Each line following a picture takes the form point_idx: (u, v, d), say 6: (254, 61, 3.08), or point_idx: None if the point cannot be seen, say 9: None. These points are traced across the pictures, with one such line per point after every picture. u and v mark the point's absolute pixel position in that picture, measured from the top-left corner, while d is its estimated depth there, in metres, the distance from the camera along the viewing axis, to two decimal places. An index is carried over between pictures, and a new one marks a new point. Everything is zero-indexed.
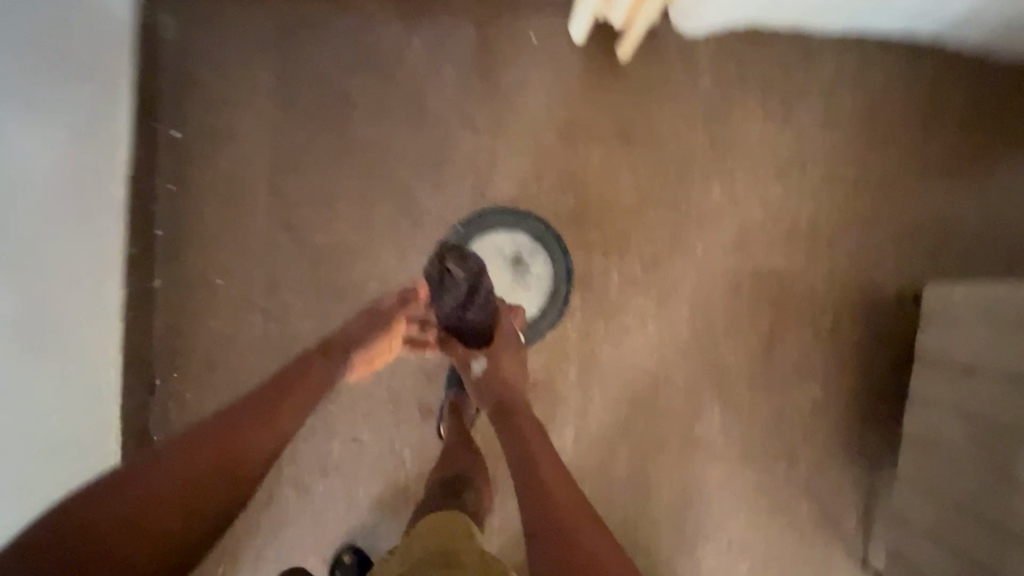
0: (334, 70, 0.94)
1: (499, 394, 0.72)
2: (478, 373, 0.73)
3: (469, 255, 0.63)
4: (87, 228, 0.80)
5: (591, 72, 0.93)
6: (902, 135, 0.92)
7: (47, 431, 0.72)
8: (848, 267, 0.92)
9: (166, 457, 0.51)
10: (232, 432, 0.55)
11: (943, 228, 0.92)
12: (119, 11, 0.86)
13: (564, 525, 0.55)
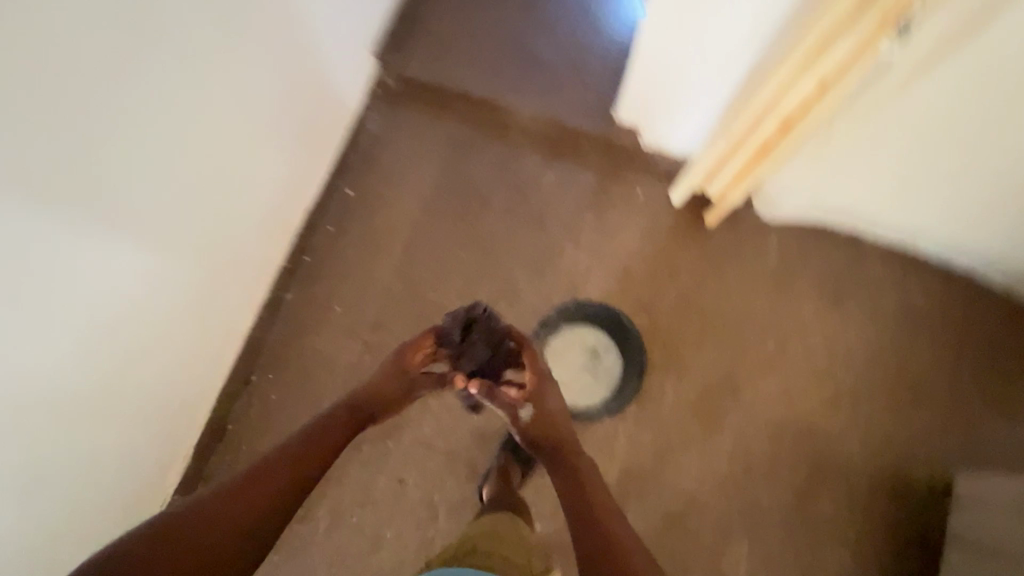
0: (480, 179, 1.21)
1: (552, 437, 0.72)
2: (527, 418, 0.72)
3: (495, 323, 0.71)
4: (253, 241, 1.04)
5: (680, 227, 1.14)
6: (943, 341, 1.07)
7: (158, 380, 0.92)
8: (883, 443, 1.04)
9: (210, 505, 0.54)
10: (270, 479, 0.58)
11: (972, 429, 1.04)
12: (345, 108, 1.19)
13: (606, 532, 0.59)
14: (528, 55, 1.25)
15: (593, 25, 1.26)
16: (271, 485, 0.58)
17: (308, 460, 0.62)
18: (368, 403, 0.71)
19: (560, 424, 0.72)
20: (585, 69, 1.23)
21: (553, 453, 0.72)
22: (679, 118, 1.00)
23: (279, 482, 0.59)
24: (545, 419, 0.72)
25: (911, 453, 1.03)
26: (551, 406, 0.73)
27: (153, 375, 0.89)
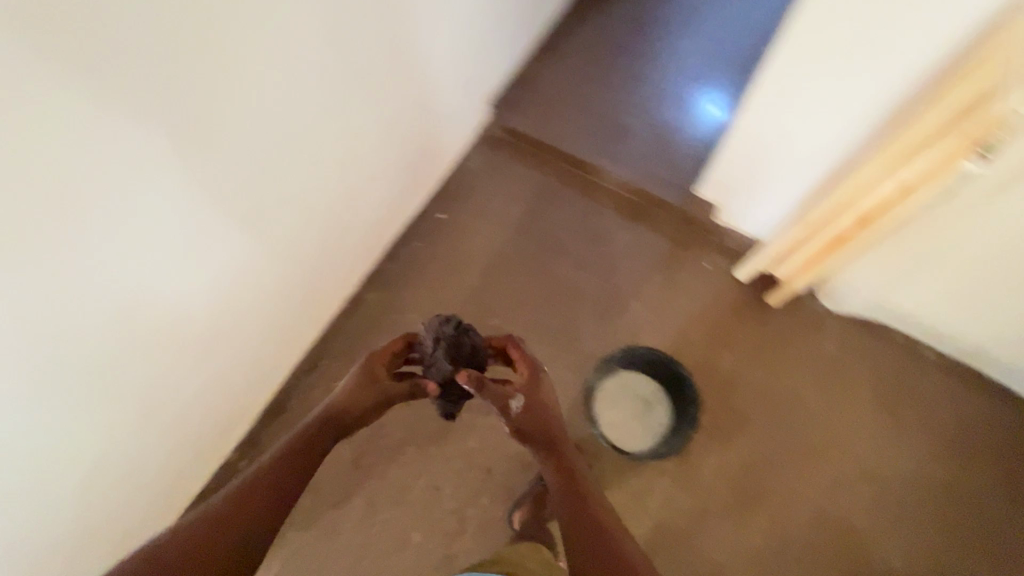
0: (560, 226, 1.32)
1: (541, 429, 0.74)
2: (518, 409, 0.73)
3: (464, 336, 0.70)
4: (356, 242, 1.16)
5: (742, 303, 1.20)
6: (989, 460, 1.10)
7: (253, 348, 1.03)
8: (920, 550, 1.06)
9: (198, 529, 0.58)
10: (255, 489, 0.62)
11: (1010, 552, 1.06)
12: (454, 145, 1.34)
13: (599, 526, 0.65)
14: (622, 128, 1.39)
15: (684, 113, 1.41)
16: (261, 489, 0.63)
17: (287, 466, 0.65)
18: (341, 414, 0.71)
19: (548, 416, 0.75)
20: (672, 149, 1.36)
21: (544, 444, 0.74)
22: (761, 199, 1.10)
23: (267, 485, 0.63)
24: (536, 413, 0.74)
25: (947, 565, 1.05)
26: (540, 398, 0.75)
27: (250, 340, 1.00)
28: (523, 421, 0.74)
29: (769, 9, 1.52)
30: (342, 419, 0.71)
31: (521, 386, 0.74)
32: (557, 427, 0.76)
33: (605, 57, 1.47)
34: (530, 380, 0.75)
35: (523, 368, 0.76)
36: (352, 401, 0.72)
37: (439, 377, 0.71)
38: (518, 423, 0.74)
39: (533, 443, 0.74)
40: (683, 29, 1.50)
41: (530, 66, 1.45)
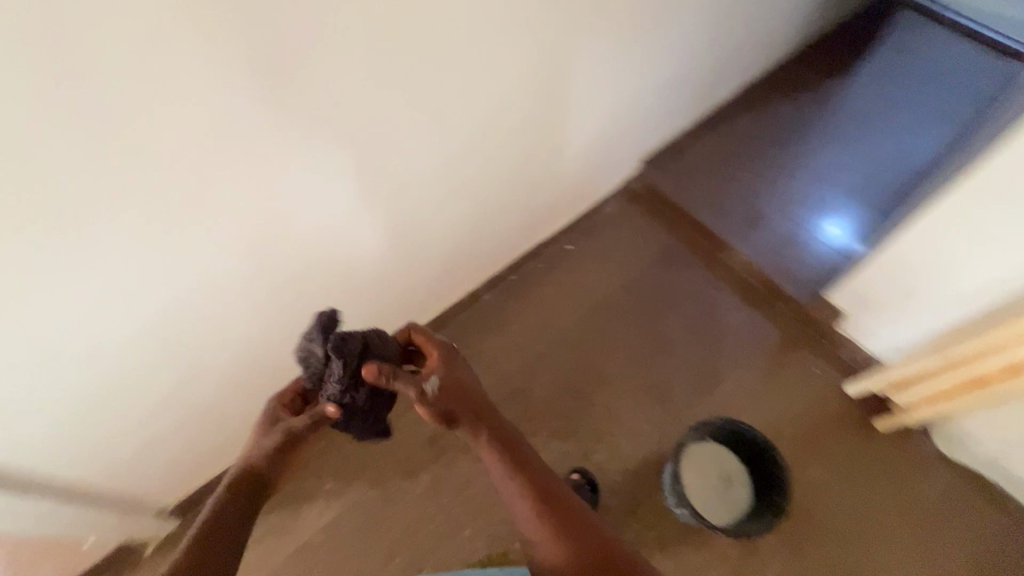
0: (678, 290, 1.36)
1: (466, 403, 0.67)
2: (433, 387, 0.66)
3: (342, 336, 0.71)
4: (493, 245, 1.26)
5: (846, 419, 1.18)
6: None
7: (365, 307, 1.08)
8: None
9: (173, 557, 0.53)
10: (216, 523, 0.57)
11: None
12: (599, 189, 1.43)
13: (580, 525, 0.60)
14: (754, 218, 1.45)
15: (818, 220, 1.44)
16: (221, 523, 0.57)
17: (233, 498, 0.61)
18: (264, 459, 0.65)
19: (464, 386, 0.69)
20: (800, 249, 1.39)
21: (474, 424, 0.67)
22: (896, 316, 1.09)
23: (226, 518, 0.58)
24: (450, 385, 0.68)
25: None
26: (448, 368, 0.70)
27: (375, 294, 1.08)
28: (440, 393, 0.67)
29: (922, 144, 1.54)
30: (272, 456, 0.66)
31: (434, 365, 0.69)
32: (478, 394, 0.70)
33: (750, 152, 1.56)
34: (443, 356, 0.72)
35: (433, 351, 0.72)
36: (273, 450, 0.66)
37: (337, 387, 0.70)
38: (437, 402, 0.66)
39: (464, 424, 0.66)
40: (833, 144, 1.57)
41: (682, 138, 1.55)
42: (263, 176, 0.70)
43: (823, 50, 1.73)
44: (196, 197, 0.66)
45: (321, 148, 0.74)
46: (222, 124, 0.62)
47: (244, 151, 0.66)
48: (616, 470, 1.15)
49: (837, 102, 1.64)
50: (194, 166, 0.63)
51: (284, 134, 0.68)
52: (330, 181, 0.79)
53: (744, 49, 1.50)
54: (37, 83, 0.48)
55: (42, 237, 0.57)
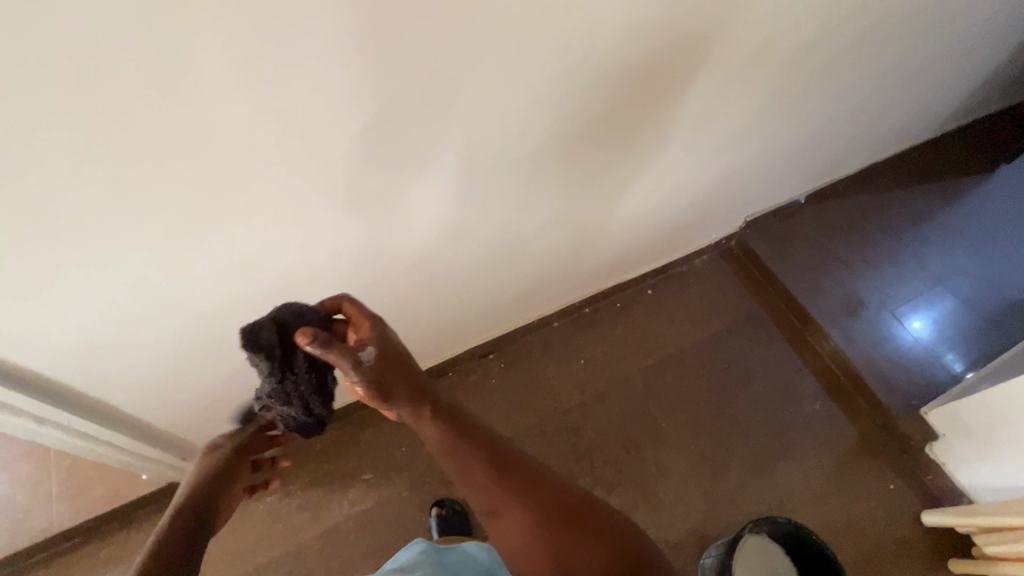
0: (756, 364, 1.28)
1: (404, 373, 0.58)
2: (371, 358, 0.56)
3: (247, 332, 0.63)
4: (578, 277, 1.22)
5: (916, 550, 1.08)
6: None
7: (446, 315, 1.07)
8: None
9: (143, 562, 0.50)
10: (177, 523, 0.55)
11: None
12: (697, 241, 1.37)
13: (538, 486, 0.55)
14: (852, 304, 1.35)
15: (918, 320, 1.33)
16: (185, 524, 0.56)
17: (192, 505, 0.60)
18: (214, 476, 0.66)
19: (399, 355, 0.59)
20: (896, 350, 1.29)
21: (413, 394, 0.58)
22: (1011, 457, 0.97)
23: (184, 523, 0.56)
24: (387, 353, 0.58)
25: None
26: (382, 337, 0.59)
27: (458, 306, 1.07)
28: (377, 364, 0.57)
29: None
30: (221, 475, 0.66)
31: (368, 335, 0.59)
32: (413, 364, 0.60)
33: (860, 233, 1.47)
34: (373, 323, 0.60)
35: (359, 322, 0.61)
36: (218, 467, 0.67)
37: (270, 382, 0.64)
38: (375, 378, 0.56)
39: (401, 399, 0.57)
40: (954, 244, 1.45)
41: (793, 204, 1.46)
42: (400, 181, 0.70)
43: (964, 144, 1.60)
44: (337, 193, 0.66)
45: (460, 162, 0.72)
46: (384, 133, 0.61)
47: (393, 157, 0.65)
48: (656, 537, 1.10)
49: (964, 201, 1.52)
50: (347, 166, 0.63)
51: (433, 147, 0.67)
52: (454, 194, 0.78)
53: (886, 129, 1.40)
54: (250, 84, 0.48)
55: (200, 211, 0.58)
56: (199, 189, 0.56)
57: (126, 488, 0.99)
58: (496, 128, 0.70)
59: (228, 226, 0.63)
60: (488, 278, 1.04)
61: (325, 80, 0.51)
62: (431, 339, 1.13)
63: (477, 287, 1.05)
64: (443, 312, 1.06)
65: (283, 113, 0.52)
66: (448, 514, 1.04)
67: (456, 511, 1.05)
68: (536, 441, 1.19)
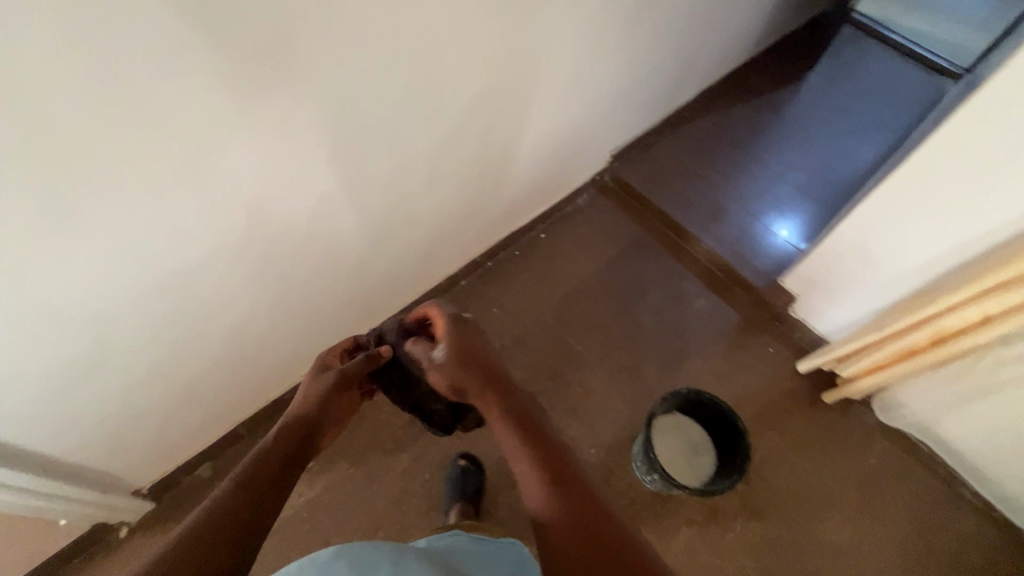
0: (646, 278, 1.43)
1: (468, 366, 0.75)
2: (439, 353, 0.77)
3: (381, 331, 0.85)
4: (473, 232, 1.30)
5: (798, 395, 1.29)
6: None
7: (353, 290, 1.10)
8: None
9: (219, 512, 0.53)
10: (224, 519, 0.53)
11: None
12: (575, 181, 1.49)
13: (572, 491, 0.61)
14: (715, 211, 1.55)
15: (769, 213, 1.56)
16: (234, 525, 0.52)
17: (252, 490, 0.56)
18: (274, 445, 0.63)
19: (473, 355, 0.77)
20: (758, 242, 1.50)
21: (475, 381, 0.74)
22: (847, 297, 1.18)
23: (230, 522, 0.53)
24: (455, 351, 0.76)
25: None
26: (462, 341, 0.78)
27: (361, 279, 1.10)
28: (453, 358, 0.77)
29: (856, 147, 1.69)
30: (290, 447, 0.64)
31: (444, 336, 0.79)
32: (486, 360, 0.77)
33: (710, 150, 1.67)
34: (450, 327, 0.79)
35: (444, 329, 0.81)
36: (282, 437, 0.64)
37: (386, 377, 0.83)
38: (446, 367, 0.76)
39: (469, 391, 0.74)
40: (785, 145, 1.70)
41: (652, 134, 1.63)
42: (272, 155, 0.71)
43: (776, 61, 1.86)
44: (207, 173, 0.67)
45: (328, 131, 0.75)
46: (241, 103, 0.62)
47: (257, 129, 0.67)
48: (591, 443, 1.21)
49: (786, 107, 1.77)
50: (211, 143, 0.64)
51: (297, 114, 0.69)
52: (330, 163, 0.80)
53: (711, 55, 1.60)
54: (86, 59, 0.48)
55: (59, 205, 0.57)
56: (56, 179, 0.55)
57: (45, 540, 0.93)
58: (354, 90, 0.73)
59: (95, 221, 0.62)
60: (384, 245, 1.08)
61: (167, 51, 0.52)
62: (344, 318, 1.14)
63: (376, 256, 1.08)
64: (349, 288, 1.09)
65: (131, 91, 0.53)
66: (469, 468, 1.10)
67: (477, 466, 1.11)
68: None
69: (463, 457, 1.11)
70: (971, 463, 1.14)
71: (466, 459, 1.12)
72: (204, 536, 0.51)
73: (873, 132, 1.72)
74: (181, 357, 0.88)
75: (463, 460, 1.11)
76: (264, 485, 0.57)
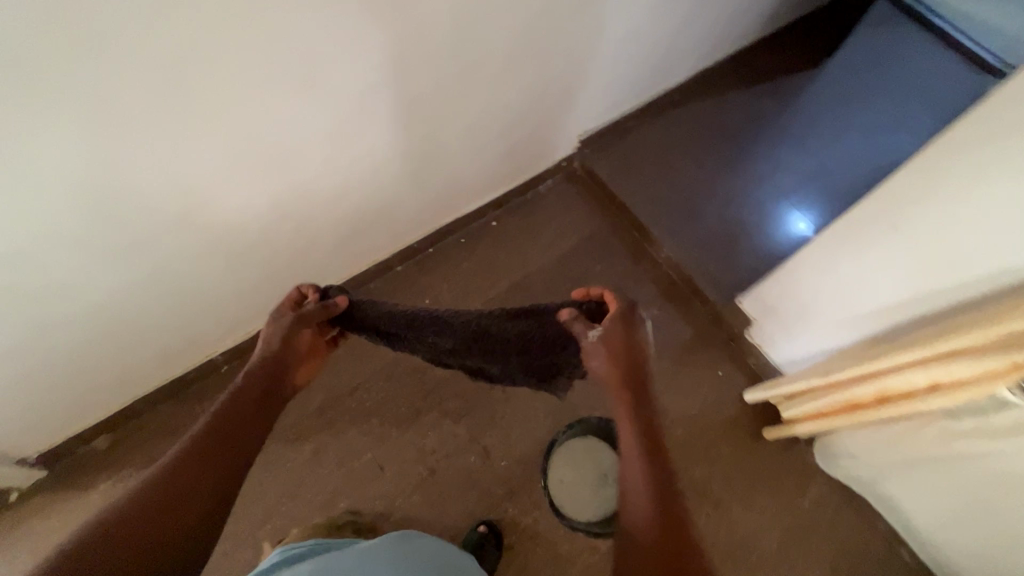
0: (597, 278, 1.33)
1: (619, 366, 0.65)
2: (596, 336, 0.68)
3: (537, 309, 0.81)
4: (408, 216, 1.21)
5: (737, 424, 1.20)
6: None
7: (258, 273, 1.05)
8: None
9: (169, 487, 0.54)
10: (169, 486, 0.54)
11: None
12: (535, 166, 1.37)
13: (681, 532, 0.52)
14: (689, 210, 1.41)
15: (752, 216, 1.41)
16: (167, 518, 0.52)
17: (206, 446, 0.58)
18: (241, 390, 0.64)
19: (633, 360, 0.66)
20: (729, 250, 1.36)
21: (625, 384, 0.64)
22: (800, 329, 1.07)
23: (177, 492, 0.53)
24: (618, 348, 0.66)
25: None
26: (626, 342, 0.68)
27: (267, 262, 1.04)
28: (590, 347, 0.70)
29: (866, 149, 1.48)
30: (258, 381, 0.66)
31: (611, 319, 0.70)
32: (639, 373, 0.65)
33: (699, 139, 1.51)
34: (620, 318, 0.70)
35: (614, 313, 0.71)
36: (236, 413, 0.62)
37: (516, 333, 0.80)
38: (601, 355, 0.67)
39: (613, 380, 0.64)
40: (788, 140, 1.51)
41: (632, 117, 1.47)
42: (96, 147, 0.67)
43: (792, 42, 1.64)
44: (18, 166, 0.64)
45: (164, 119, 0.69)
46: (36, 98, 0.58)
47: (69, 122, 0.63)
48: (505, 455, 1.10)
49: (797, 97, 1.57)
50: (11, 137, 0.60)
51: (115, 103, 0.64)
52: (181, 151, 0.74)
53: (710, 31, 1.40)
54: None
55: None
56: None
57: None
58: (182, 71, 0.65)
59: None
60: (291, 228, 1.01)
61: None
62: (252, 298, 1.10)
63: (283, 240, 1.02)
64: (253, 270, 1.04)
65: None
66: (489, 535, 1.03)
67: (495, 536, 1.03)
68: (383, 384, 1.14)
69: (487, 523, 1.04)
70: (908, 525, 1.04)
71: (489, 525, 1.04)
72: (152, 513, 0.52)
73: (884, 133, 1.48)
74: (43, 332, 0.85)
75: (480, 524, 1.04)
76: (217, 440, 0.58)
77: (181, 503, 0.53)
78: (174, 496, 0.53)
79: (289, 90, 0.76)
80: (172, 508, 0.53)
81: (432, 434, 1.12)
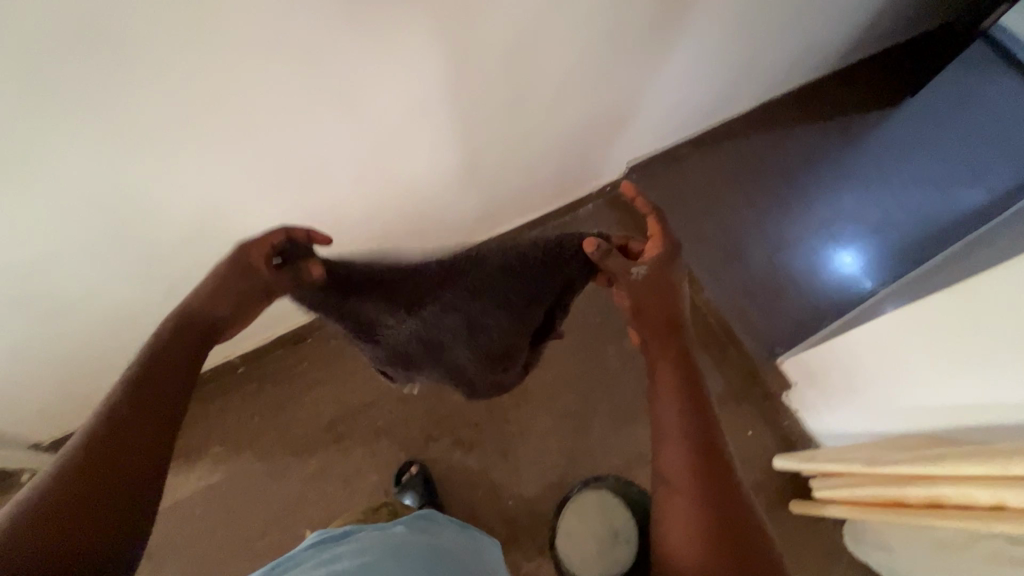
0: None
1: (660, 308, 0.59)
2: (639, 274, 0.59)
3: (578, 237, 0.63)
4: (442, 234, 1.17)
5: (762, 490, 1.13)
6: None
7: None
8: None
9: (84, 471, 0.43)
10: (83, 471, 0.43)
11: None
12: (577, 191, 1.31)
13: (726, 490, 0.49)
14: (734, 251, 1.32)
15: (802, 263, 1.31)
16: (87, 506, 0.41)
17: (109, 441, 0.45)
18: (149, 366, 0.50)
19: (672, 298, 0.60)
20: (773, 299, 1.27)
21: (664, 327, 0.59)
22: (847, 404, 0.99)
23: (88, 488, 0.42)
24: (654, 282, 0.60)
25: None
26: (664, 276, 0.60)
27: None
28: (635, 295, 0.60)
29: (938, 204, 1.35)
30: (182, 353, 0.53)
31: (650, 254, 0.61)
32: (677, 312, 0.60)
33: (753, 174, 1.41)
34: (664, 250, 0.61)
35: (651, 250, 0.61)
36: (148, 377, 0.50)
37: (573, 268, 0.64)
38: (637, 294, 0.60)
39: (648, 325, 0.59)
40: (851, 184, 1.40)
41: (684, 145, 1.38)
42: (117, 160, 0.64)
43: (869, 78, 1.51)
44: (43, 179, 0.62)
45: (195, 138, 0.66)
46: (60, 115, 0.56)
47: (94, 139, 0.61)
48: (513, 495, 1.06)
49: (866, 138, 1.45)
50: (33, 150, 0.59)
51: (138, 119, 0.61)
52: (207, 168, 0.72)
53: (779, 63, 1.30)
54: None
55: None
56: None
57: None
58: (215, 92, 0.62)
59: None
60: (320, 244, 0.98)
61: None
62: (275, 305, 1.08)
63: None
64: None
65: None
66: None
67: None
68: (396, 406, 1.11)
69: None
70: None
71: None
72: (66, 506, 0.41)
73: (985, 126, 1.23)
74: (62, 330, 0.85)
75: None
76: (128, 430, 0.46)
77: (102, 491, 0.43)
78: (91, 483, 0.42)
79: (325, 113, 0.72)
80: (90, 497, 0.42)
81: (441, 464, 1.08)
